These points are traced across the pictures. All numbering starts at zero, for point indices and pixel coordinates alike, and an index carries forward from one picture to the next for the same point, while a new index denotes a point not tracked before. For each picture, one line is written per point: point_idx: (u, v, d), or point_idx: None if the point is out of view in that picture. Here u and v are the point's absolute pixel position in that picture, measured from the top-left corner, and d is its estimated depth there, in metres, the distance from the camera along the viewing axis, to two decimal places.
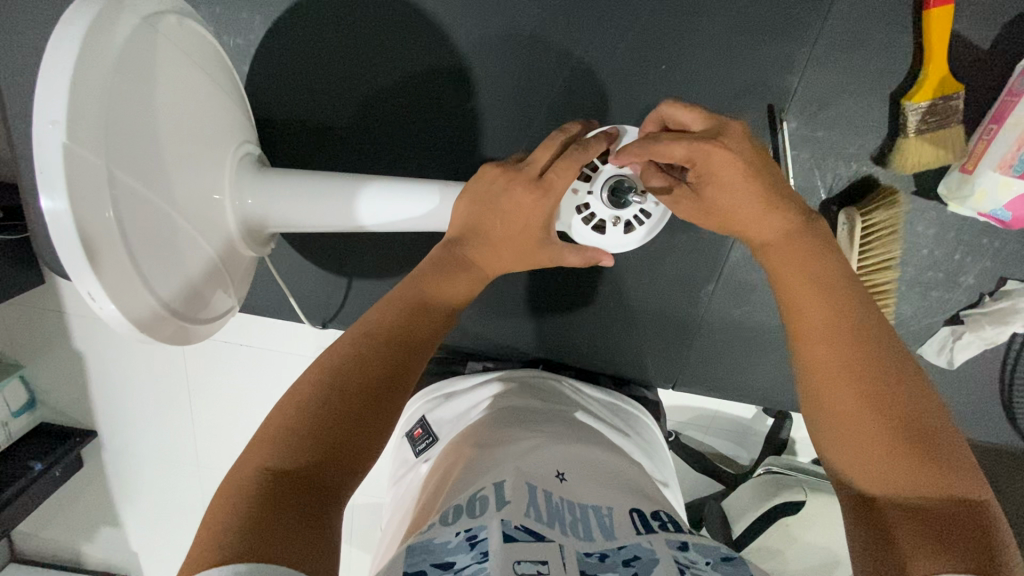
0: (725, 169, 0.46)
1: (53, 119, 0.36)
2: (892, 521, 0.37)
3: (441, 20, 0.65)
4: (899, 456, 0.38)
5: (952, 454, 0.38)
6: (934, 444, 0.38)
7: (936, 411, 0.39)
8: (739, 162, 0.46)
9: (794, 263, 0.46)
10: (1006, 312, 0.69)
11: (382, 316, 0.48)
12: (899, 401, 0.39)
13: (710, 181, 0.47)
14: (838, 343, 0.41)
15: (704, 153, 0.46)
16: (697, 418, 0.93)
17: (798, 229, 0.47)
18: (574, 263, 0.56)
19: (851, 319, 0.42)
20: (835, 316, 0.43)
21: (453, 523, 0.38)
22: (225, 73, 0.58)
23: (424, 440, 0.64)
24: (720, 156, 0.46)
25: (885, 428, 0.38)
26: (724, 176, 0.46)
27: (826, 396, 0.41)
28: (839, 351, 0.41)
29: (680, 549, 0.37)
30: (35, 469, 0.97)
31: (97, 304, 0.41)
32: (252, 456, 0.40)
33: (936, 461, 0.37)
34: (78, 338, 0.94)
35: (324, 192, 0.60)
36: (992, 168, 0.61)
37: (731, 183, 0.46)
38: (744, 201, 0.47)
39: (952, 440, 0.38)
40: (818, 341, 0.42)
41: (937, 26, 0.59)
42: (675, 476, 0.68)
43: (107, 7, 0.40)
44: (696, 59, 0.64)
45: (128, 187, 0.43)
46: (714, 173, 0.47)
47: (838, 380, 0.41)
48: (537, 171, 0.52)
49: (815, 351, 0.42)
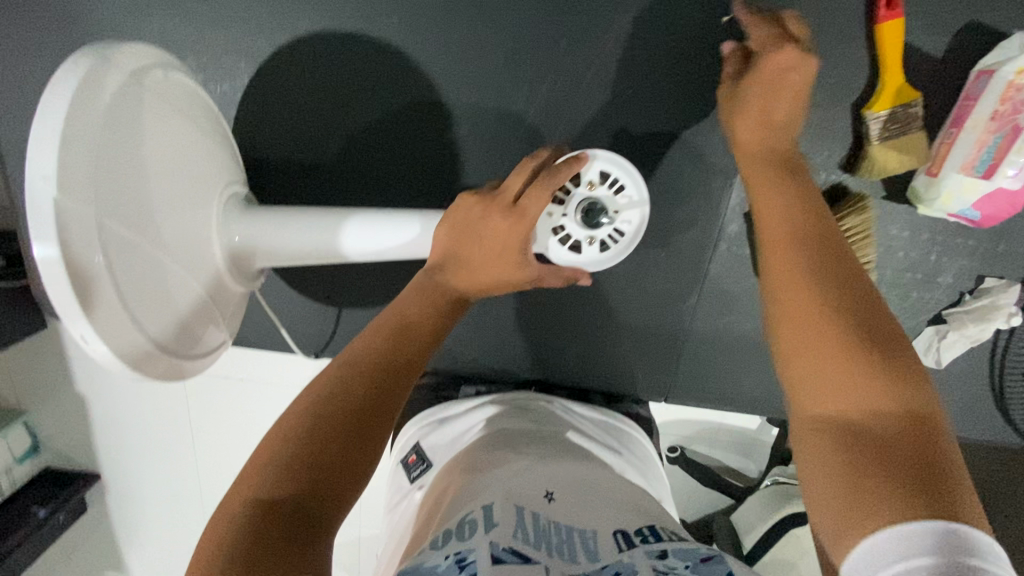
0: (779, 72, 0.53)
1: (44, 175, 0.39)
2: (836, 440, 0.36)
3: (416, 58, 0.68)
4: (854, 372, 0.37)
5: (906, 377, 0.37)
6: (888, 364, 0.37)
7: (896, 338, 0.38)
8: (800, 63, 0.52)
9: (770, 203, 0.48)
10: (987, 309, 0.70)
11: (368, 342, 0.50)
12: (862, 321, 0.39)
13: (762, 77, 0.53)
14: (802, 267, 0.43)
15: (775, 45, 0.53)
16: (703, 431, 0.94)
17: (780, 175, 0.50)
18: (553, 284, 0.58)
19: (817, 251, 0.44)
20: (805, 246, 0.44)
21: (443, 547, 0.39)
22: (212, 119, 0.60)
23: (418, 467, 0.64)
24: (787, 54, 0.52)
25: (840, 344, 0.38)
26: (783, 74, 0.52)
27: (789, 314, 0.41)
28: (803, 274, 0.42)
29: (658, 557, 0.38)
30: (40, 515, 0.97)
31: (90, 346, 0.43)
32: (241, 488, 0.41)
33: (890, 381, 0.36)
34: (79, 380, 0.95)
35: (310, 228, 0.62)
36: (956, 170, 0.63)
37: (783, 86, 0.53)
38: (778, 106, 0.53)
39: (909, 364, 0.37)
40: (785, 263, 0.44)
41: (889, 37, 0.61)
42: (670, 493, 0.67)
43: (95, 66, 0.43)
44: (661, 82, 0.67)
45: (116, 234, 0.44)
46: (770, 74, 0.53)
47: (799, 298, 0.41)
48: (512, 198, 0.55)
49: (780, 275, 0.43)
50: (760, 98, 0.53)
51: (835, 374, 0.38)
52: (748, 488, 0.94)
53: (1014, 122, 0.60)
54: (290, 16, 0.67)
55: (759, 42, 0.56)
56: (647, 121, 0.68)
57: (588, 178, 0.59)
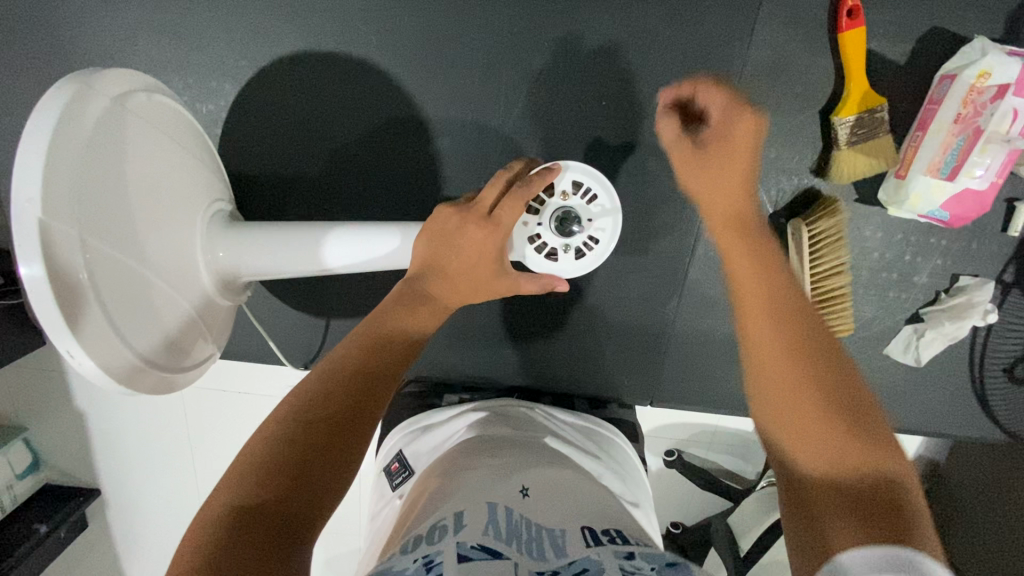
0: (738, 154, 0.50)
1: (29, 201, 0.40)
2: (819, 493, 0.39)
3: (395, 74, 0.70)
4: (828, 432, 0.39)
5: (871, 427, 0.40)
6: (857, 419, 0.40)
7: (860, 387, 0.41)
8: (756, 142, 0.50)
9: (741, 258, 0.48)
10: (962, 307, 0.72)
11: (347, 349, 0.51)
12: (830, 376, 0.41)
13: (725, 143, 0.51)
14: (774, 321, 0.44)
15: (737, 113, 0.50)
16: (699, 434, 0.95)
17: (746, 229, 0.49)
18: (531, 290, 0.60)
19: (789, 306, 0.44)
20: (777, 301, 0.45)
21: (413, 551, 0.40)
22: (197, 138, 0.62)
23: (400, 474, 0.66)
24: (749, 124, 0.50)
25: (815, 408, 0.40)
26: (743, 148, 0.50)
27: (766, 377, 0.43)
28: (775, 330, 0.43)
29: (625, 557, 0.40)
30: (40, 530, 0.98)
31: (76, 361, 0.44)
32: (221, 492, 0.43)
33: (858, 436, 0.39)
34: (77, 397, 0.97)
35: (292, 241, 0.64)
36: (923, 172, 0.65)
37: (744, 156, 0.50)
38: (737, 174, 0.50)
39: (872, 411, 0.40)
40: (759, 320, 0.44)
41: (851, 45, 0.63)
42: (650, 498, 0.68)
43: (78, 93, 0.45)
44: (634, 92, 0.68)
45: (101, 253, 0.46)
46: (731, 143, 0.50)
47: (775, 361, 0.42)
48: (487, 208, 0.57)
49: (755, 329, 0.44)
50: (722, 174, 0.51)
51: (812, 437, 0.40)
52: (746, 490, 0.93)
53: (976, 125, 0.62)
54: (272, 37, 0.69)
55: (715, 114, 0.51)
56: (622, 130, 0.70)
57: (561, 188, 0.60)
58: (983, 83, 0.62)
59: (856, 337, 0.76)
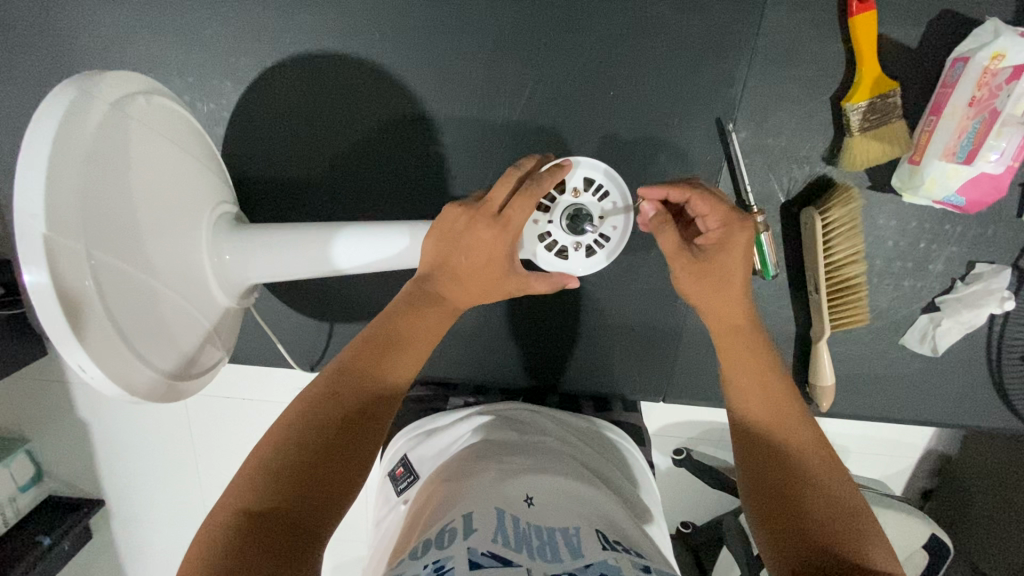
0: (736, 249, 0.53)
1: (33, 213, 0.39)
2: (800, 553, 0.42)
3: (399, 71, 0.69)
4: (805, 497, 0.44)
5: (850, 507, 0.43)
6: (834, 494, 0.44)
7: (841, 476, 0.45)
8: (750, 249, 0.54)
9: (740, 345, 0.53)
10: (978, 294, 0.71)
11: (355, 353, 0.50)
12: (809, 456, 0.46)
13: (726, 251, 0.53)
14: (760, 396, 0.50)
15: (740, 224, 0.53)
16: (711, 431, 0.94)
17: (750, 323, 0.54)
18: (541, 289, 0.58)
19: (778, 391, 0.50)
20: (765, 382, 0.51)
21: (422, 557, 0.40)
22: (198, 140, 0.61)
23: (405, 479, 0.64)
24: (746, 234, 0.53)
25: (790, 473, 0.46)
26: (740, 258, 0.53)
27: (752, 445, 0.49)
28: (760, 404, 0.50)
29: (643, 570, 0.40)
30: (44, 542, 0.95)
31: (88, 375, 0.43)
32: (227, 500, 0.42)
33: (836, 507, 0.43)
34: (80, 405, 0.96)
35: (297, 245, 0.62)
36: (938, 157, 0.64)
37: (739, 265, 0.53)
38: (735, 283, 0.53)
39: (853, 497, 0.44)
40: (746, 394, 0.50)
41: (862, 29, 0.62)
42: (660, 504, 0.67)
43: (79, 98, 0.44)
44: (641, 82, 0.67)
45: (108, 263, 0.45)
46: (731, 250, 0.53)
47: (758, 430, 0.49)
48: (496, 208, 0.55)
49: (744, 400, 0.50)
50: (715, 283, 0.53)
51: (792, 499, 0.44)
52: None
53: (992, 107, 0.61)
54: (274, 35, 0.68)
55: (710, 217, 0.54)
56: (630, 121, 0.69)
57: (572, 185, 0.59)
58: (997, 65, 0.61)
59: (870, 327, 0.75)
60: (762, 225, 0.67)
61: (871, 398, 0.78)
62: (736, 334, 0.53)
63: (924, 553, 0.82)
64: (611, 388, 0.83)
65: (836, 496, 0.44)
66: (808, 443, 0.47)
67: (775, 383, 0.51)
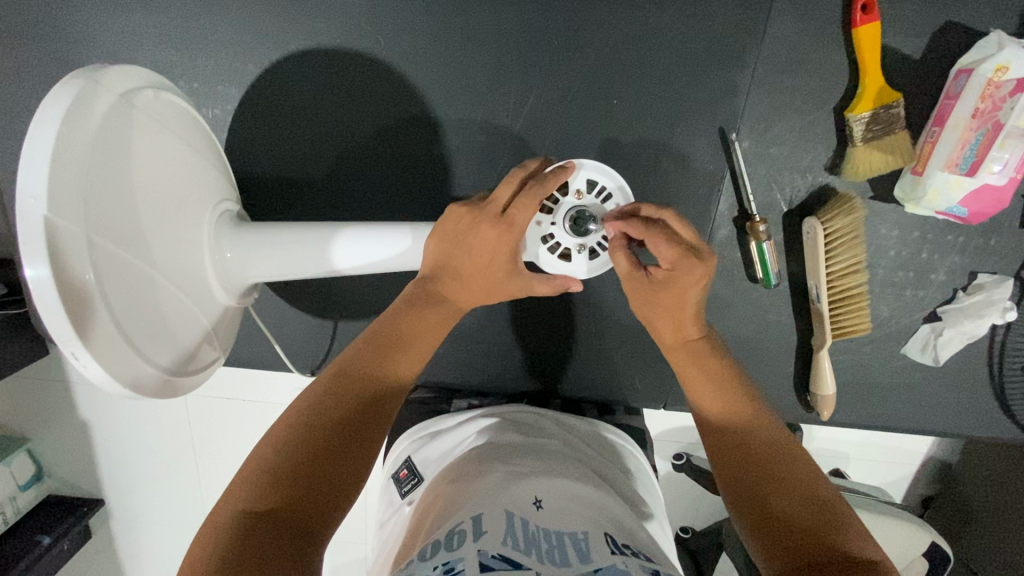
0: (692, 284, 0.52)
1: (34, 194, 0.39)
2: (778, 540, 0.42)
3: (405, 73, 0.69)
4: (777, 487, 0.45)
5: (819, 490, 0.44)
6: (802, 478, 0.45)
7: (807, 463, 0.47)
8: (704, 283, 0.52)
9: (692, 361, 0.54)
10: (981, 304, 0.71)
11: (358, 352, 0.50)
12: (773, 445, 0.47)
13: (673, 288, 0.52)
14: (720, 393, 0.52)
15: (688, 266, 0.51)
16: None
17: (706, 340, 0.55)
18: (544, 291, 0.58)
19: (739, 390, 0.52)
20: (721, 384, 0.52)
21: (431, 558, 0.40)
22: (202, 134, 0.61)
23: (409, 481, 0.65)
24: (697, 272, 0.51)
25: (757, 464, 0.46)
26: (689, 292, 0.52)
27: (717, 444, 0.50)
28: (721, 401, 0.51)
29: None
30: (43, 542, 0.95)
31: (80, 362, 0.42)
32: (231, 498, 0.42)
33: (805, 491, 0.44)
34: (82, 406, 0.96)
35: (299, 243, 0.63)
36: (942, 167, 0.64)
37: (692, 296, 0.53)
38: (687, 312, 0.53)
39: (821, 481, 0.45)
40: (707, 395, 0.52)
41: (866, 40, 0.62)
42: (662, 506, 0.67)
43: (86, 88, 0.43)
44: (645, 90, 0.68)
45: (112, 254, 0.45)
46: (681, 286, 0.52)
47: (721, 429, 0.50)
48: (500, 208, 0.54)
49: (707, 401, 0.52)
50: (668, 311, 0.54)
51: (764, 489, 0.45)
52: None
53: (995, 119, 0.61)
54: (279, 39, 0.68)
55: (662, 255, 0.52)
56: (633, 129, 0.69)
57: (576, 187, 0.59)
58: (1001, 77, 0.61)
59: (872, 336, 0.75)
60: (765, 233, 0.67)
61: (873, 407, 0.78)
62: (687, 351, 0.54)
63: (923, 561, 0.82)
64: (612, 394, 0.83)
65: (807, 489, 0.44)
66: (772, 435, 0.48)
67: (734, 389, 0.52)
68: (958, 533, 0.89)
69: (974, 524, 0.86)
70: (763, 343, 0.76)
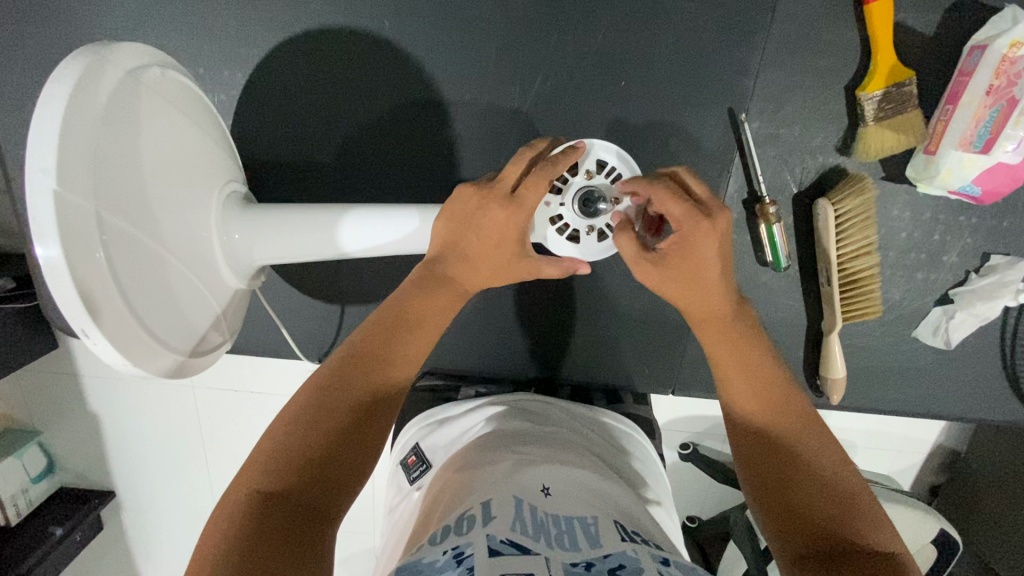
0: (704, 242, 0.50)
1: (44, 167, 0.39)
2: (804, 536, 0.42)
3: (414, 54, 0.69)
4: (803, 482, 0.44)
5: (848, 485, 0.44)
6: (830, 474, 0.44)
7: (836, 455, 0.46)
8: (715, 239, 0.50)
9: (721, 344, 0.51)
10: (994, 287, 0.70)
11: (367, 335, 0.50)
12: (804, 436, 0.47)
13: (684, 247, 0.50)
14: (749, 380, 0.50)
15: (694, 221, 0.50)
16: (717, 424, 0.94)
17: (731, 315, 0.52)
18: (552, 273, 0.56)
19: (767, 378, 0.50)
20: (752, 372, 0.50)
21: (441, 542, 0.40)
22: (210, 116, 0.61)
23: (418, 468, 0.65)
24: (704, 229, 0.50)
25: (784, 458, 0.46)
26: (704, 251, 0.50)
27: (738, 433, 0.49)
28: (749, 388, 0.49)
29: (661, 562, 0.40)
30: (56, 533, 0.96)
31: (90, 340, 0.42)
32: (242, 478, 0.42)
33: (834, 487, 0.43)
34: (90, 395, 0.96)
35: (304, 227, 0.62)
36: (954, 147, 0.63)
37: (709, 258, 0.50)
38: (704, 277, 0.51)
39: (849, 474, 0.45)
40: (733, 381, 0.50)
41: (878, 17, 0.61)
42: (669, 492, 0.67)
43: (93, 63, 0.43)
44: (653, 71, 0.67)
45: (120, 233, 0.45)
46: (694, 246, 0.50)
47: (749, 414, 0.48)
48: (509, 188, 0.54)
49: (733, 389, 0.50)
50: (684, 276, 0.51)
51: (792, 484, 0.44)
52: None
53: (1010, 96, 0.60)
54: (283, 23, 0.68)
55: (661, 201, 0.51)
56: (641, 110, 0.68)
57: (586, 167, 0.59)
58: (1015, 52, 0.60)
59: (882, 319, 0.74)
60: (774, 216, 0.66)
61: (882, 392, 0.78)
62: (711, 325, 0.52)
63: (932, 549, 0.82)
64: (619, 379, 0.83)
65: (825, 477, 0.44)
66: (801, 428, 0.47)
67: (762, 377, 0.50)
68: (968, 521, 0.89)
69: (982, 510, 0.86)
70: (772, 327, 0.75)
